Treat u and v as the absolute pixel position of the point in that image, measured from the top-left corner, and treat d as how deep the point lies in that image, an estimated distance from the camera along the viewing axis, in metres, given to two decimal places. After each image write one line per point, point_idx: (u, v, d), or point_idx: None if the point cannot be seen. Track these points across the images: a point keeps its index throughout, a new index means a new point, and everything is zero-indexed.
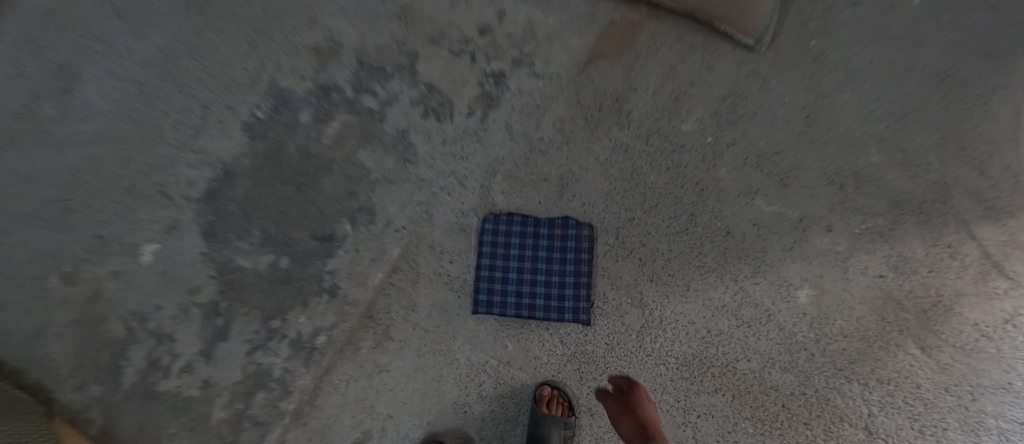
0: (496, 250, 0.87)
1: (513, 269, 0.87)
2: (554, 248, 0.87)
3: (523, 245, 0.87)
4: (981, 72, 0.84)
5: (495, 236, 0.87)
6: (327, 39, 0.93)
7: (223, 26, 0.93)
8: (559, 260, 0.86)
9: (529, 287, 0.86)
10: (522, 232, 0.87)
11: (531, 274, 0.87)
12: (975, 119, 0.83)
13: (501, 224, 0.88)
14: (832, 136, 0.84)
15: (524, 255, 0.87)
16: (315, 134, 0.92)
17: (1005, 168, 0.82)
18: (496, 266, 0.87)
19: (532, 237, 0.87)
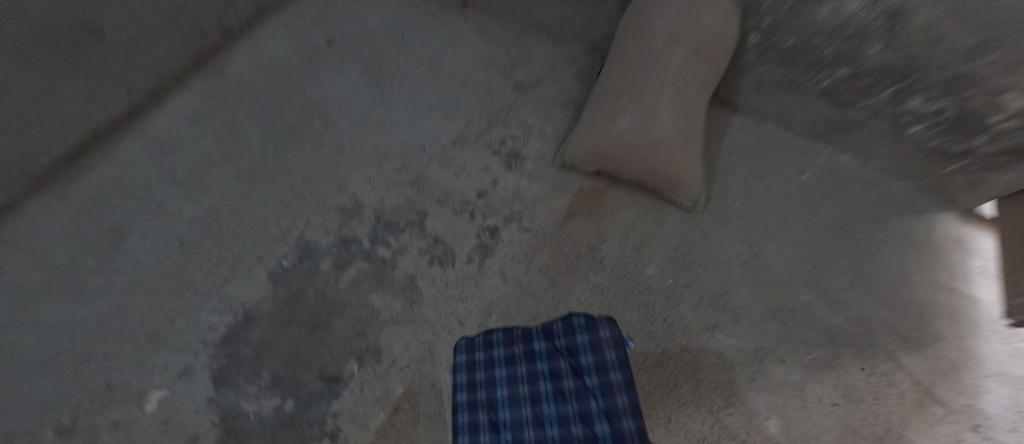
0: (473, 377, 0.67)
1: (496, 405, 0.62)
2: (555, 369, 0.63)
3: (512, 371, 0.65)
4: (866, 229, 1.10)
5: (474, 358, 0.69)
6: (354, 202, 1.14)
7: (268, 193, 1.14)
8: (573, 378, 0.61)
9: (531, 431, 0.57)
10: (511, 352, 0.67)
11: (530, 405, 0.60)
12: (873, 265, 1.06)
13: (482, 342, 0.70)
14: (767, 278, 1.04)
15: (515, 387, 0.63)
16: (333, 280, 1.05)
17: (904, 305, 1.01)
18: (478, 397, 0.64)
19: (527, 360, 0.66)
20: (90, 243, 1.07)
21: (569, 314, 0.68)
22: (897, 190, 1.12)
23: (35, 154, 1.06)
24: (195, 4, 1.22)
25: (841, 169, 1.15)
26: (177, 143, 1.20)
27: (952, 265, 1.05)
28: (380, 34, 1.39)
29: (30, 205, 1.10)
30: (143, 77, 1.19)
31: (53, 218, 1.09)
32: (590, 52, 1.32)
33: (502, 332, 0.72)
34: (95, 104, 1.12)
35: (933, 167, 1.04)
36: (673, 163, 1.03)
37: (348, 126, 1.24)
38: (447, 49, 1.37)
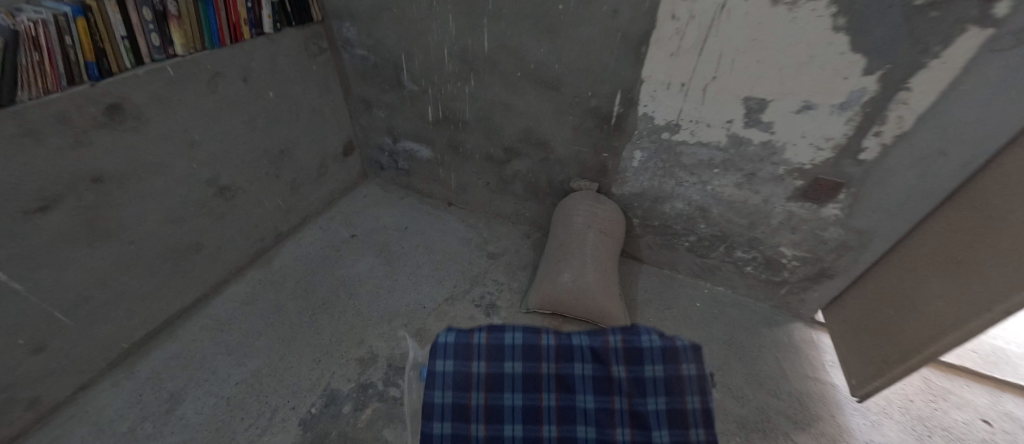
0: (499, 346, 1.10)
1: (518, 392, 1.06)
2: (558, 360, 1.09)
3: (528, 383, 1.06)
4: (748, 338, 1.51)
5: (488, 378, 1.07)
6: (370, 353, 1.44)
7: (302, 352, 1.45)
8: (579, 356, 1.10)
9: (541, 368, 1.08)
10: (525, 349, 1.10)
11: (543, 360, 1.09)
12: (759, 365, 1.43)
13: (467, 351, 1.10)
14: None
15: (533, 390, 1.06)
16: (352, 421, 1.27)
17: (788, 394, 1.36)
18: (491, 359, 1.09)
19: (539, 354, 1.09)
20: (148, 410, 1.29)
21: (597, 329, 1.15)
22: (761, 308, 1.61)
23: (125, 337, 1.40)
24: (266, 222, 1.74)
25: (720, 297, 1.65)
26: (231, 319, 1.55)
27: (812, 360, 1.45)
28: (388, 225, 1.93)
29: (103, 382, 1.35)
30: (214, 272, 1.62)
31: (119, 391, 1.33)
32: (539, 229, 1.90)
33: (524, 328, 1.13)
34: (177, 295, 1.51)
35: (773, 292, 1.57)
36: (601, 303, 1.45)
37: (366, 293, 1.62)
38: (438, 232, 1.89)
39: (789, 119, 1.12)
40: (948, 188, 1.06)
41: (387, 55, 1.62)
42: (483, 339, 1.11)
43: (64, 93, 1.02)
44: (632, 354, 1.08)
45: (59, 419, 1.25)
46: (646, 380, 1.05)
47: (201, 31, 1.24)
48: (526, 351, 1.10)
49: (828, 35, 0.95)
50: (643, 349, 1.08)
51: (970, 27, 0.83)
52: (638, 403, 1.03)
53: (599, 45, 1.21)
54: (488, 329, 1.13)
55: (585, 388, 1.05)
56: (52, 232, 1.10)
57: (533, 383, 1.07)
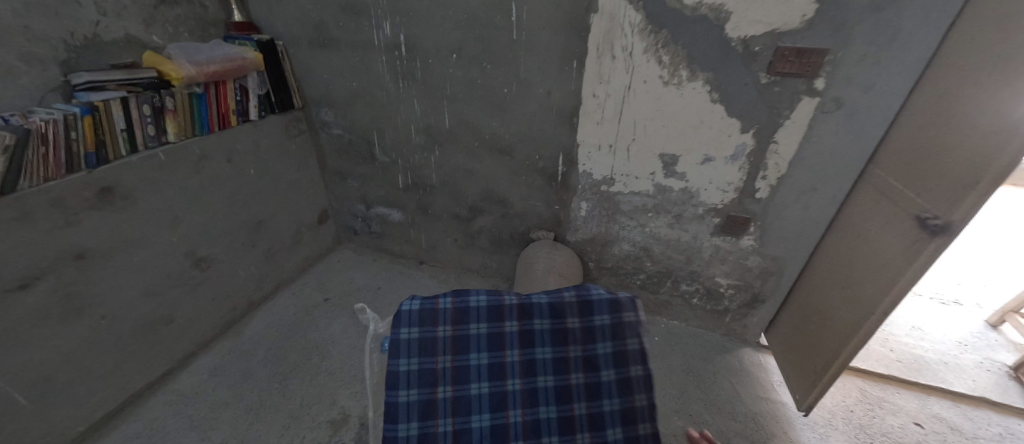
0: (461, 312, 0.93)
1: (485, 380, 0.88)
2: (520, 317, 0.92)
3: (494, 341, 0.91)
4: (704, 366, 1.62)
5: (453, 341, 0.91)
6: (342, 413, 1.40)
7: (270, 418, 1.37)
8: (537, 311, 0.94)
9: (508, 329, 0.92)
10: (488, 311, 0.94)
11: (510, 321, 0.92)
12: (715, 390, 1.53)
13: (433, 344, 0.90)
14: None
15: (497, 346, 0.90)
16: None
17: (744, 415, 1.44)
18: (457, 323, 0.92)
19: (501, 312, 0.93)
20: None
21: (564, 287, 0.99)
22: (712, 338, 1.75)
23: (79, 421, 1.26)
24: (239, 290, 1.74)
25: (675, 330, 1.78)
26: (197, 392, 1.45)
27: (763, 381, 1.56)
28: (362, 286, 2.00)
29: None
30: (181, 344, 1.54)
31: None
32: (506, 280, 2.03)
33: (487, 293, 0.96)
34: (142, 372, 1.42)
35: (719, 320, 1.73)
36: None
37: (338, 353, 1.63)
38: (410, 290, 1.98)
39: (697, 169, 1.37)
40: (828, 218, 1.31)
41: (360, 133, 1.83)
42: (449, 303, 0.95)
43: (61, 180, 1.10)
44: (585, 306, 0.94)
45: None
46: (599, 360, 0.90)
47: (193, 121, 1.41)
48: (489, 334, 0.91)
49: (709, 105, 1.24)
50: (594, 303, 0.94)
51: (803, 96, 1.14)
52: (590, 348, 0.91)
53: (542, 118, 1.47)
54: (454, 293, 0.97)
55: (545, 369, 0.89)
56: (28, 310, 1.09)
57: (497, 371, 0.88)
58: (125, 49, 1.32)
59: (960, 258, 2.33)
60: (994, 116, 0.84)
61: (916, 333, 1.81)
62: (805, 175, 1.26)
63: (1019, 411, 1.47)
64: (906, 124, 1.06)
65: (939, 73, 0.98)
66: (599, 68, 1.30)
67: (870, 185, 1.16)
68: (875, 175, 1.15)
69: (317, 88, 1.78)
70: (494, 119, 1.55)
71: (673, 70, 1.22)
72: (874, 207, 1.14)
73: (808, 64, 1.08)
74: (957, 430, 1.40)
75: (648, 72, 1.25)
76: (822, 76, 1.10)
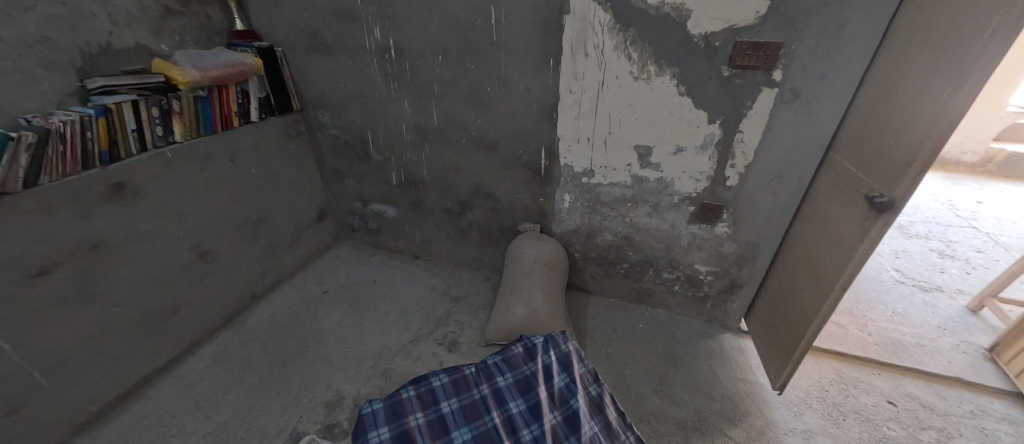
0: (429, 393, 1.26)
1: (454, 399, 1.25)
2: (533, 359, 1.34)
3: (564, 363, 1.34)
4: (685, 349, 1.68)
5: (591, 375, 1.33)
6: (337, 395, 1.48)
7: (269, 400, 1.46)
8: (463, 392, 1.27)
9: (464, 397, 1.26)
10: (506, 363, 1.34)
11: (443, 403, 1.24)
12: (695, 371, 1.59)
13: (399, 408, 1.20)
14: (632, 392, 1.49)
15: (514, 367, 1.33)
16: None
17: (721, 394, 1.50)
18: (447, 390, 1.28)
19: (516, 362, 1.34)
20: None
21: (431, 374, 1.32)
22: (694, 324, 1.81)
23: (93, 401, 1.35)
24: (242, 283, 1.83)
25: (660, 317, 1.84)
26: (203, 377, 1.54)
27: (741, 364, 1.62)
28: (359, 280, 2.09)
29: None
30: (188, 332, 1.63)
31: None
32: (498, 272, 2.11)
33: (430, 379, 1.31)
34: (148, 357, 1.50)
35: (700, 306, 1.79)
36: (552, 325, 1.58)
37: (335, 341, 1.71)
38: (405, 283, 2.06)
39: (670, 160, 1.45)
40: (795, 203, 1.39)
41: (355, 133, 1.93)
42: (470, 370, 1.34)
43: (78, 176, 1.20)
44: (431, 395, 1.25)
45: None
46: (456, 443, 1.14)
47: (198, 122, 1.51)
48: (454, 384, 1.30)
49: (676, 98, 1.33)
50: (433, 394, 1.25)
51: (762, 88, 1.22)
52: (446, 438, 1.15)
53: (523, 114, 1.57)
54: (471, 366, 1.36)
55: (379, 422, 1.15)
56: (47, 295, 1.19)
57: (397, 412, 1.18)
58: (136, 57, 1.43)
59: (944, 247, 2.36)
60: (926, 101, 0.92)
61: (895, 318, 1.86)
62: (771, 163, 1.34)
63: (992, 389, 1.51)
64: (859, 112, 1.13)
65: (884, 62, 1.06)
66: (574, 66, 1.38)
67: (830, 171, 1.23)
68: (835, 161, 1.22)
69: (314, 91, 1.88)
70: (480, 116, 1.64)
71: (642, 66, 1.31)
72: (833, 191, 1.21)
73: (765, 56, 1.16)
74: (929, 408, 1.45)
75: (619, 68, 1.33)
76: (778, 68, 1.18)
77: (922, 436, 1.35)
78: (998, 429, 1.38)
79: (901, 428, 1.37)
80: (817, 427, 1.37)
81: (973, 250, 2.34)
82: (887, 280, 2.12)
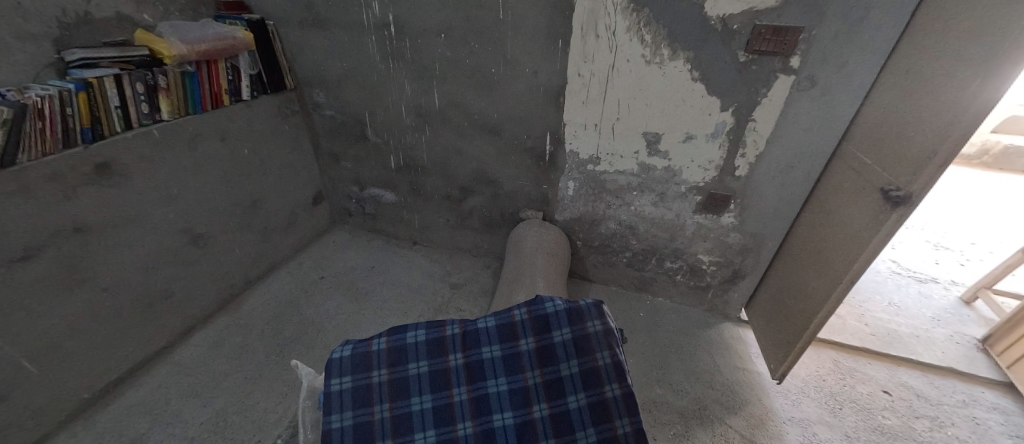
0: (398, 347, 0.91)
1: (424, 360, 0.90)
2: (536, 334, 0.92)
3: (580, 347, 0.89)
4: (685, 339, 1.69)
5: (617, 371, 0.87)
6: None
7: (268, 387, 1.43)
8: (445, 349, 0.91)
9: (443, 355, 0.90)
10: (501, 330, 0.93)
11: (414, 362, 0.89)
12: (695, 360, 1.59)
13: (366, 359, 0.90)
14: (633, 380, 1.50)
15: (510, 338, 0.92)
16: None
17: (720, 384, 1.50)
18: (424, 346, 0.92)
19: (514, 331, 0.93)
20: None
21: (410, 325, 0.96)
22: (695, 313, 1.82)
23: (86, 388, 1.31)
24: (235, 268, 1.78)
25: (661, 306, 1.84)
26: (198, 363, 1.51)
27: (740, 353, 1.63)
28: (356, 266, 2.05)
29: (55, 438, 1.24)
30: (182, 318, 1.59)
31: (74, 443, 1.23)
32: (498, 260, 2.08)
33: (410, 327, 0.95)
34: (141, 343, 1.46)
35: (701, 295, 1.79)
36: None
37: (333, 328, 1.68)
38: (403, 269, 2.03)
39: (679, 148, 1.42)
40: (804, 194, 1.37)
41: (352, 114, 1.86)
42: (457, 329, 0.94)
43: (59, 155, 1.13)
44: (397, 353, 0.91)
45: None
46: (414, 420, 0.82)
47: (186, 100, 1.44)
48: (430, 341, 0.92)
49: (689, 84, 1.29)
50: (404, 347, 0.91)
51: (778, 75, 1.18)
52: (401, 406, 0.84)
53: (528, 98, 1.51)
54: (461, 320, 0.96)
55: (343, 370, 0.88)
56: (33, 280, 1.14)
57: (363, 362, 0.89)
58: (118, 28, 1.33)
59: (940, 239, 2.39)
60: (949, 94, 0.90)
61: (891, 309, 1.88)
62: (782, 152, 1.31)
63: (983, 380, 1.55)
64: (876, 102, 1.11)
65: (906, 51, 1.02)
66: (584, 47, 1.33)
67: (842, 163, 1.21)
68: (848, 151, 1.20)
69: (309, 69, 1.80)
70: (483, 99, 1.58)
71: (654, 49, 1.26)
72: (846, 182, 1.18)
73: (784, 42, 1.12)
74: (922, 398, 1.47)
75: (631, 51, 1.28)
76: (797, 55, 1.14)
77: (915, 425, 1.37)
78: (988, 418, 1.41)
79: (896, 417, 1.40)
80: (814, 416, 1.39)
81: (967, 242, 2.37)
82: (884, 271, 2.14)
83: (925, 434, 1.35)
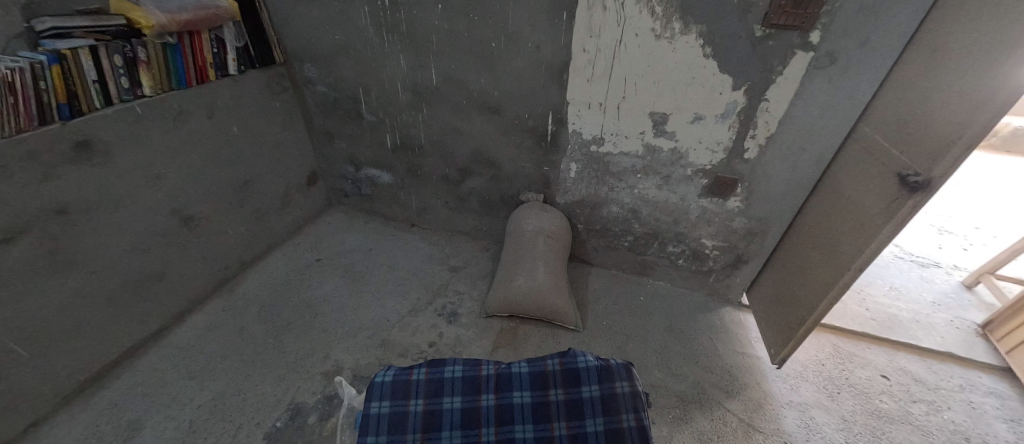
0: (438, 380, 1.12)
1: (459, 396, 1.10)
2: (565, 386, 1.11)
3: (607, 406, 1.06)
4: (685, 323, 1.68)
5: (640, 433, 1.01)
6: (336, 366, 1.44)
7: (267, 369, 1.42)
8: (481, 391, 1.11)
9: (478, 396, 1.10)
10: (532, 378, 1.14)
11: (450, 398, 1.09)
12: (696, 344, 1.59)
13: (406, 388, 1.11)
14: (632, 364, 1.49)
15: (541, 387, 1.11)
16: (319, 428, 1.25)
17: (720, 368, 1.50)
18: (463, 385, 1.12)
19: (546, 381, 1.13)
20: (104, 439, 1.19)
21: (451, 361, 1.18)
22: (695, 297, 1.81)
23: (81, 370, 1.30)
24: (229, 250, 1.74)
25: (662, 290, 1.82)
26: (194, 346, 1.49)
27: (741, 337, 1.63)
28: (353, 247, 2.01)
29: (53, 420, 1.23)
30: (176, 299, 1.57)
31: (72, 425, 1.22)
32: (497, 242, 2.05)
33: (448, 362, 1.17)
34: (134, 325, 1.44)
35: (702, 280, 1.77)
36: (552, 300, 1.56)
37: (331, 311, 1.66)
38: (401, 251, 2.00)
39: (687, 129, 1.37)
40: (815, 177, 1.33)
41: (345, 91, 1.78)
42: (494, 371, 1.15)
43: (35, 132, 1.06)
44: (435, 386, 1.11)
45: None
46: None
47: (169, 73, 1.36)
48: (467, 379, 1.13)
49: (700, 60, 1.22)
50: (444, 381, 1.12)
51: (796, 52, 1.12)
52: (433, 436, 1.02)
53: (530, 75, 1.44)
54: (495, 363, 1.18)
55: (383, 394, 1.09)
56: (16, 263, 1.09)
57: (403, 390, 1.10)
58: None
59: (944, 224, 2.37)
60: (977, 73, 0.84)
61: (893, 293, 1.88)
62: (795, 134, 1.26)
63: (981, 364, 1.55)
64: (899, 80, 1.05)
65: (933, 26, 0.96)
66: (590, 21, 1.25)
67: (858, 144, 1.17)
68: (864, 134, 1.15)
69: (299, 42, 1.71)
70: (483, 76, 1.51)
71: (665, 22, 1.19)
72: (859, 166, 1.14)
73: (804, 15, 1.05)
74: (920, 382, 1.48)
75: (640, 25, 1.21)
76: (817, 29, 1.07)
77: (912, 409, 1.38)
78: (984, 402, 1.42)
79: (894, 401, 1.40)
80: (813, 400, 1.39)
81: (970, 227, 2.35)
82: (886, 255, 2.13)
83: (922, 418, 1.35)
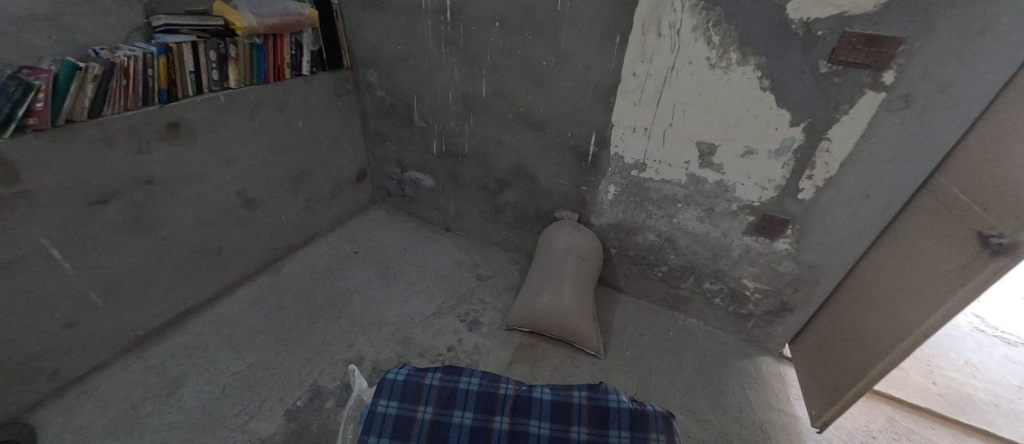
0: (453, 391, 1.13)
1: (470, 412, 1.09)
2: (591, 425, 1.07)
3: None
4: (716, 367, 1.57)
5: None
6: (357, 356, 1.50)
7: (295, 349, 1.50)
8: (495, 411, 1.10)
9: (491, 416, 1.09)
10: (553, 409, 1.10)
11: (459, 412, 1.09)
12: (726, 392, 1.48)
13: (417, 392, 1.12)
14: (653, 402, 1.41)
15: (562, 421, 1.08)
16: (334, 414, 1.29)
17: (751, 421, 1.38)
18: (478, 401, 1.11)
19: (569, 415, 1.09)
20: (150, 391, 1.31)
21: (469, 373, 1.18)
22: (730, 340, 1.69)
23: (141, 325, 1.45)
24: (279, 233, 1.88)
25: (693, 328, 1.73)
26: (237, 318, 1.61)
27: (778, 392, 1.49)
28: (389, 245, 2.10)
29: (112, 366, 1.38)
30: (229, 273, 1.71)
31: (127, 373, 1.36)
32: (528, 256, 2.05)
33: (465, 373, 1.18)
34: (192, 291, 1.59)
35: (740, 323, 1.66)
36: (574, 321, 1.52)
37: (360, 302, 1.73)
38: (434, 254, 2.05)
39: (735, 162, 1.31)
40: (878, 227, 1.21)
41: (401, 97, 1.89)
42: (512, 393, 1.14)
43: (137, 112, 1.23)
44: (447, 396, 1.12)
45: (69, 396, 1.27)
46: None
47: (252, 70, 1.52)
48: (481, 395, 1.13)
49: (756, 93, 1.17)
50: (457, 392, 1.12)
51: (866, 91, 1.04)
52: None
53: (577, 94, 1.46)
54: (515, 384, 1.17)
55: (391, 394, 1.11)
56: (103, 224, 1.25)
57: (413, 394, 1.11)
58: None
59: None
60: None
61: (968, 369, 1.65)
62: (857, 178, 1.17)
63: None
64: (986, 130, 0.95)
65: None
66: (643, 45, 1.25)
67: (931, 196, 1.06)
68: (940, 186, 1.04)
69: (366, 49, 1.84)
70: (531, 93, 1.54)
71: (722, 52, 1.16)
72: (931, 221, 1.04)
73: (877, 54, 0.98)
74: None
75: (694, 53, 1.19)
76: (892, 69, 0.99)
77: None
78: None
79: None
80: None
81: None
82: (964, 325, 1.88)
83: None
